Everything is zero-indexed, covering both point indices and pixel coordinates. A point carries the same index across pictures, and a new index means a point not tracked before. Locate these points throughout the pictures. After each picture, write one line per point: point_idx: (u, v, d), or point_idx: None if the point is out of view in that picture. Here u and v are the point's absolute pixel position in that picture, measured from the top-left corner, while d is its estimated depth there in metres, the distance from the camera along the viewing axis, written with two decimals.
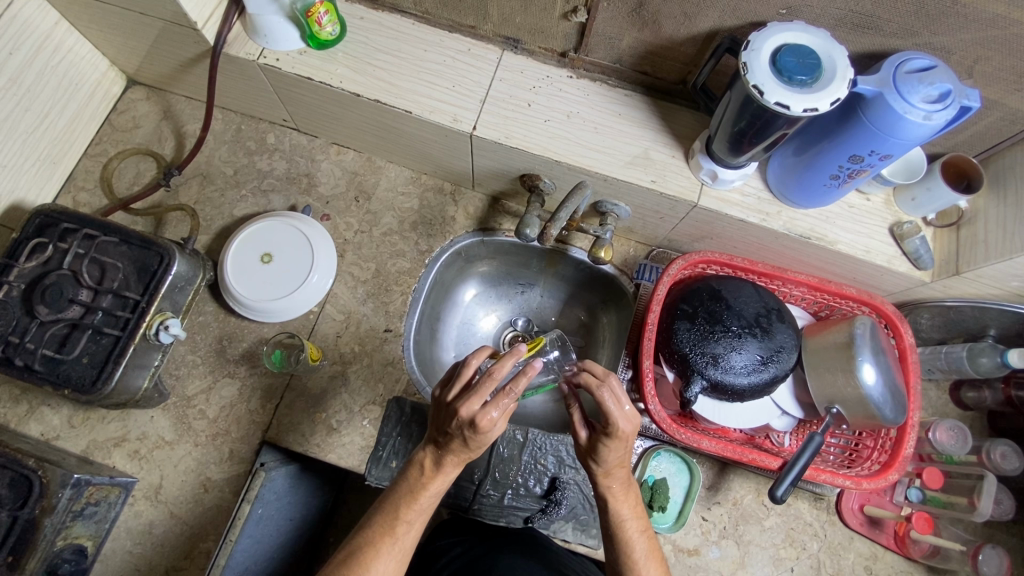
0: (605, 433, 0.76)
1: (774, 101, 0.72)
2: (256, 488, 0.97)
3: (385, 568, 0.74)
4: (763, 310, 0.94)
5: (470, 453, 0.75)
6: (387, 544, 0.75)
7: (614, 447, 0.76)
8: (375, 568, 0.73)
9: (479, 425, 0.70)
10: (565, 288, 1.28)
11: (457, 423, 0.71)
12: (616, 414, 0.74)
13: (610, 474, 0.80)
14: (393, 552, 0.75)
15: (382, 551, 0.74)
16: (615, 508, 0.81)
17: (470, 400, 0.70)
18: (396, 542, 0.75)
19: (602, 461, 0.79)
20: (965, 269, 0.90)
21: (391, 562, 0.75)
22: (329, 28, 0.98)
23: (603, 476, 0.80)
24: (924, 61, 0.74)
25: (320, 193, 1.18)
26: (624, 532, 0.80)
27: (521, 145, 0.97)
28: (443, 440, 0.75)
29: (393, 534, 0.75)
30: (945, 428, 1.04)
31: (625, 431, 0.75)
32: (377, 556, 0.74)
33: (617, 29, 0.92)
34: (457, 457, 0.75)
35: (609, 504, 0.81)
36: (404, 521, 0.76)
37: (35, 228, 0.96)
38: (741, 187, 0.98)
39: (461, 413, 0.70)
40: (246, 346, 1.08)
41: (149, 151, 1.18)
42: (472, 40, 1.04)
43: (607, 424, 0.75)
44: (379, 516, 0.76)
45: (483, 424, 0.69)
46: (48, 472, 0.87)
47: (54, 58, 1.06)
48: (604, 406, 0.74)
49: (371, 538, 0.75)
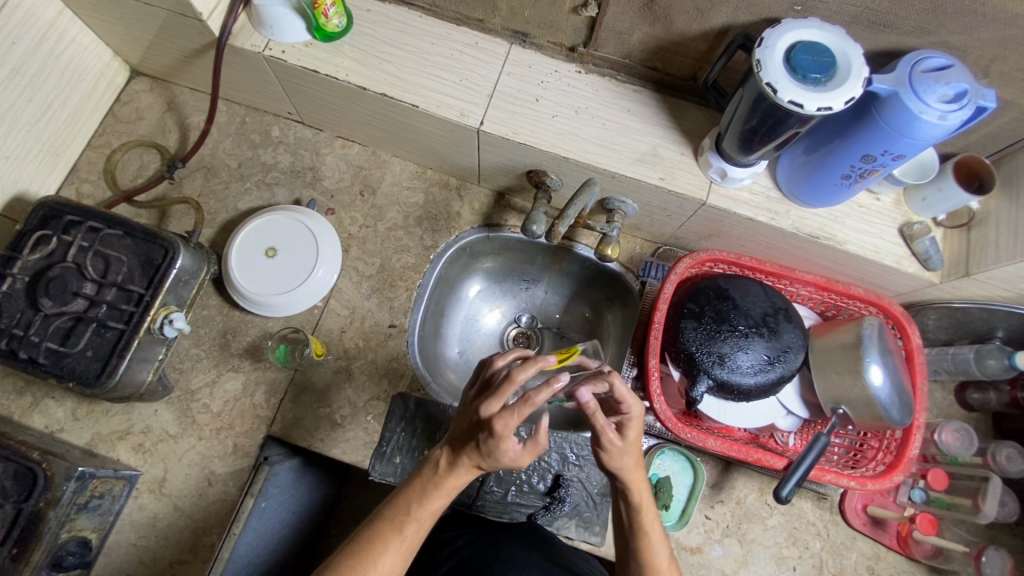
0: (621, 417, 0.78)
1: (787, 100, 0.71)
2: (259, 483, 0.98)
3: (391, 563, 0.73)
4: (770, 310, 0.94)
5: (489, 463, 0.73)
6: (395, 538, 0.73)
7: (631, 428, 0.77)
8: (382, 561, 0.72)
9: (497, 431, 0.69)
10: (571, 284, 1.27)
11: (480, 425, 0.71)
12: (630, 398, 0.76)
13: (638, 469, 0.79)
14: (399, 548, 0.73)
15: (388, 545, 0.73)
16: (646, 504, 0.79)
17: (495, 400, 0.70)
18: (404, 537, 0.74)
19: (629, 456, 0.77)
20: (975, 271, 0.90)
21: (397, 556, 0.73)
22: (335, 20, 0.97)
23: (634, 473, 0.78)
24: (941, 60, 0.73)
25: (325, 186, 1.17)
26: (653, 531, 0.79)
27: (528, 141, 0.96)
28: (465, 443, 0.74)
29: (402, 528, 0.74)
30: (951, 429, 1.05)
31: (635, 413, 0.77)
32: (384, 550, 0.73)
33: (627, 24, 0.91)
34: (475, 464, 0.74)
35: (639, 500, 0.79)
36: (413, 519, 0.74)
37: (39, 220, 0.95)
38: (750, 185, 0.97)
39: (483, 412, 0.71)
40: (250, 339, 1.08)
41: (153, 143, 1.18)
42: (480, 33, 1.03)
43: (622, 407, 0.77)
44: (390, 510, 0.75)
45: (501, 432, 0.69)
46: (52, 464, 0.87)
47: (58, 48, 1.05)
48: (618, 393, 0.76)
49: (379, 530, 0.74)
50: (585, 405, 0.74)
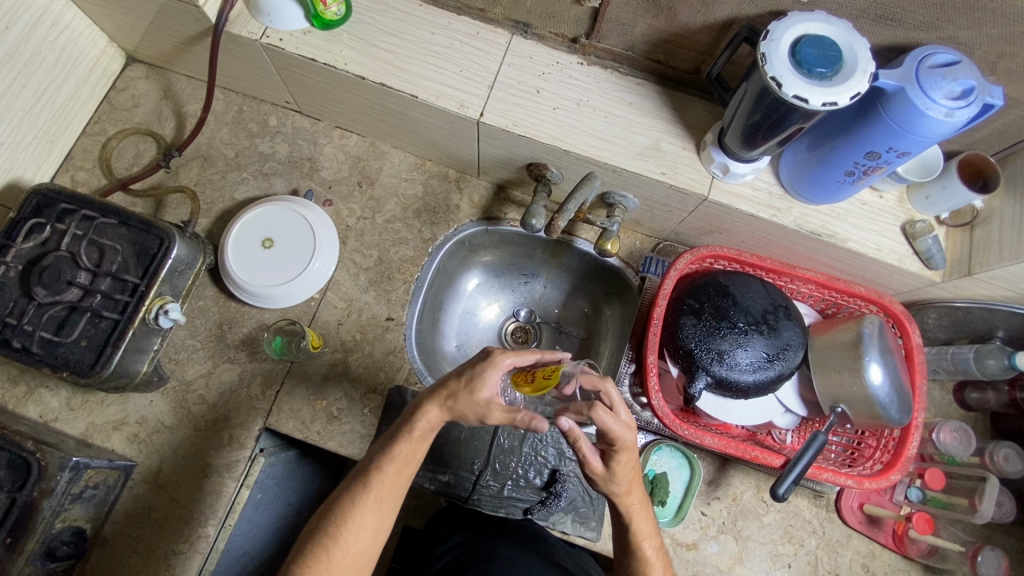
0: (608, 447, 0.74)
1: (792, 94, 0.70)
2: (254, 474, 1.01)
3: (361, 519, 0.72)
4: (770, 307, 0.93)
5: (462, 396, 0.73)
6: (363, 494, 0.73)
7: (624, 459, 0.74)
8: (352, 517, 0.72)
9: (489, 355, 0.73)
10: (570, 279, 1.27)
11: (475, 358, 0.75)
12: (619, 427, 0.72)
13: (630, 490, 0.78)
14: (368, 503, 0.73)
15: (357, 500, 0.72)
16: (636, 527, 0.79)
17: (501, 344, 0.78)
18: (371, 491, 0.73)
19: (617, 484, 0.76)
20: (977, 271, 0.89)
21: (368, 512, 0.72)
22: (334, 8, 0.96)
23: (625, 495, 0.77)
24: (950, 55, 0.72)
25: (323, 177, 1.16)
26: (643, 551, 0.80)
27: (529, 133, 0.95)
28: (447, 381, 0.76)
29: (369, 482, 0.73)
30: (949, 429, 1.04)
31: (630, 443, 0.73)
32: (354, 506, 0.72)
33: (631, 15, 0.90)
34: (444, 395, 0.74)
35: (630, 522, 0.79)
36: (377, 472, 0.74)
37: (33, 207, 0.94)
38: (753, 181, 0.96)
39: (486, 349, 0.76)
40: (247, 331, 1.07)
41: (149, 130, 1.16)
42: (481, 23, 1.01)
43: (611, 438, 0.72)
44: (362, 465, 0.75)
45: (488, 360, 0.72)
46: (46, 454, 0.86)
47: (53, 32, 1.03)
48: (603, 423, 0.71)
49: (351, 488, 0.74)
50: (567, 432, 0.72)
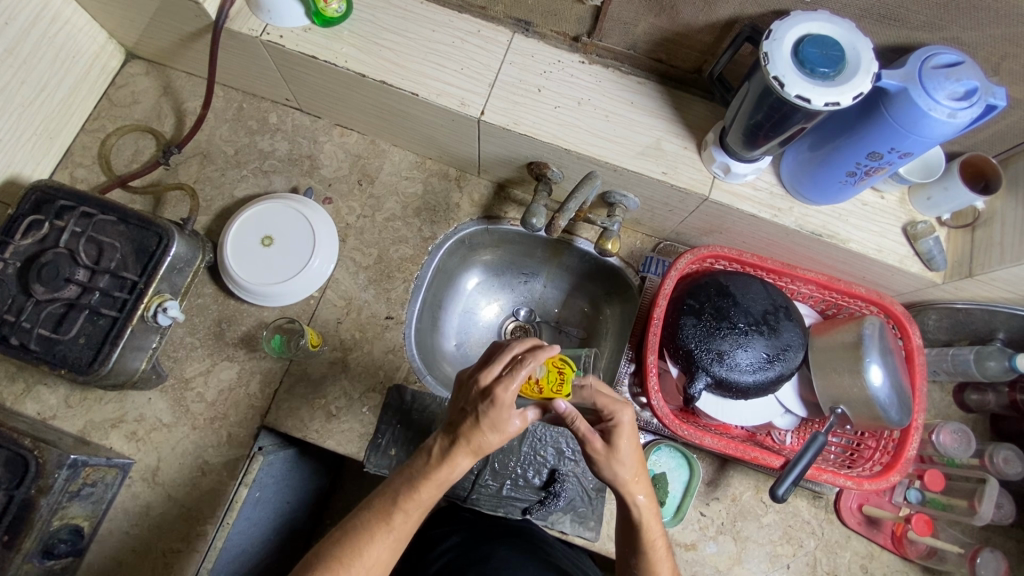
0: (608, 426, 0.77)
1: (795, 94, 0.70)
2: (253, 473, 0.99)
3: (378, 555, 0.70)
4: (771, 307, 0.93)
5: (485, 439, 0.70)
6: (383, 531, 0.71)
7: (626, 436, 0.76)
8: (369, 552, 0.70)
9: (496, 399, 0.68)
10: (570, 278, 1.26)
11: (475, 396, 0.70)
12: (614, 403, 0.76)
13: (636, 480, 0.78)
14: (387, 539, 0.71)
15: (375, 537, 0.71)
16: (644, 520, 0.79)
17: (491, 370, 0.71)
18: (392, 528, 0.71)
19: (620, 465, 0.77)
20: (978, 272, 0.89)
21: (386, 549, 0.71)
22: (335, 5, 0.95)
23: (631, 483, 0.77)
24: (953, 56, 0.72)
25: (323, 175, 1.16)
26: (651, 546, 0.79)
27: (529, 132, 0.95)
28: (458, 420, 0.72)
29: (389, 519, 0.71)
30: (949, 431, 1.04)
31: (629, 421, 0.77)
32: (371, 541, 0.70)
33: (633, 14, 0.89)
34: (470, 446, 0.71)
35: (637, 514, 0.79)
36: (399, 510, 0.72)
37: (32, 204, 0.94)
38: (754, 181, 0.96)
39: (481, 381, 0.70)
40: (245, 329, 1.07)
41: (148, 128, 1.16)
42: (482, 21, 1.01)
43: (608, 413, 0.76)
44: (380, 498, 0.73)
45: (494, 398, 0.67)
46: (44, 452, 0.86)
47: (52, 28, 1.03)
48: (597, 399, 0.76)
49: (369, 521, 0.72)
50: (565, 414, 0.74)
